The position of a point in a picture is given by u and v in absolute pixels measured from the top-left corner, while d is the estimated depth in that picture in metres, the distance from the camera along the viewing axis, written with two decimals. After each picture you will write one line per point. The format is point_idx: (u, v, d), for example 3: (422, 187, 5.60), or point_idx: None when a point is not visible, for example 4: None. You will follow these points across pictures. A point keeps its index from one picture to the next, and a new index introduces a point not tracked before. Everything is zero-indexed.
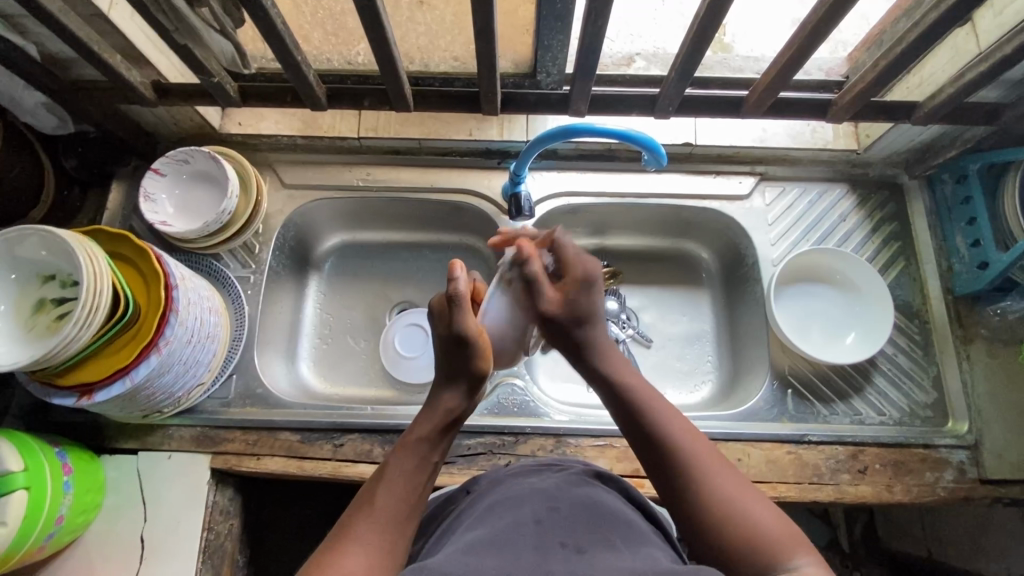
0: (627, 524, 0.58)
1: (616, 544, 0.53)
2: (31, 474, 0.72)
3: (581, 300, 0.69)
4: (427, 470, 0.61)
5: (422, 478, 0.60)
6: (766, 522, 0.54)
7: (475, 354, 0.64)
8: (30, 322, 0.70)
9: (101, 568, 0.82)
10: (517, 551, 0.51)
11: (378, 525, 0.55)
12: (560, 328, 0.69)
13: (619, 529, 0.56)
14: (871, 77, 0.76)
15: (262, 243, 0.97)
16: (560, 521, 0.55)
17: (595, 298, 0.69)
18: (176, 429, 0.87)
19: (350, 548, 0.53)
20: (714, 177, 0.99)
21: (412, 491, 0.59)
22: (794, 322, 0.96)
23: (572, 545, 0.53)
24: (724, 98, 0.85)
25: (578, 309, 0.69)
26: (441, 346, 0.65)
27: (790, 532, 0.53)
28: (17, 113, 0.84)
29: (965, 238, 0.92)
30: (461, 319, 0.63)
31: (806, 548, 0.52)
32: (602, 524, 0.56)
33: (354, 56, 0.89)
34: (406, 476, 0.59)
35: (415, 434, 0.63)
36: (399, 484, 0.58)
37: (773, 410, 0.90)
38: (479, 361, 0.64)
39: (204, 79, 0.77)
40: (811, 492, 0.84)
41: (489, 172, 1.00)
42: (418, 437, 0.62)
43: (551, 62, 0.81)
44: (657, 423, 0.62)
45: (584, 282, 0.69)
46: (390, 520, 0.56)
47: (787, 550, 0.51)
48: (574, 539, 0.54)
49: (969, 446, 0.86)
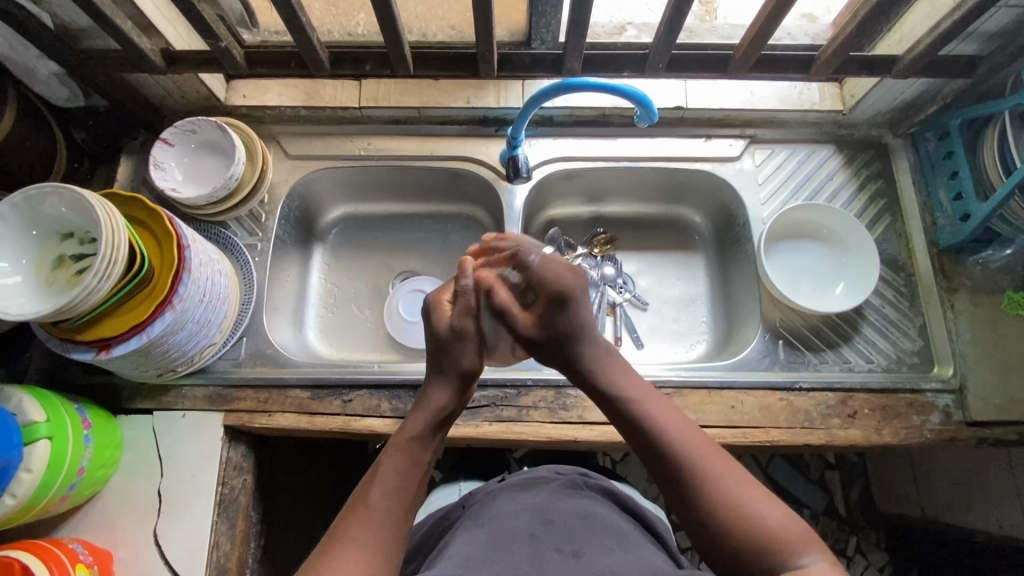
0: (615, 531, 0.69)
1: (609, 548, 0.64)
2: (53, 425, 0.75)
3: (558, 320, 0.71)
4: (420, 466, 0.66)
5: (415, 476, 0.65)
6: (777, 521, 0.57)
7: (465, 350, 0.72)
8: (50, 276, 0.73)
9: (121, 521, 0.85)
10: (515, 560, 0.61)
11: (374, 525, 0.59)
12: (546, 349, 0.72)
13: (609, 534, 0.67)
14: (851, 27, 0.79)
15: (268, 212, 1.00)
16: (556, 531, 0.66)
17: (572, 313, 0.71)
18: (190, 389, 0.90)
19: (348, 547, 0.57)
20: (705, 140, 1.03)
21: (407, 486, 0.63)
22: (783, 275, 1.00)
23: (569, 548, 0.63)
24: (710, 56, 0.89)
25: (557, 328, 0.71)
26: (434, 347, 0.73)
27: (800, 529, 0.57)
28: (29, 84, 0.87)
29: (948, 192, 0.94)
30: (456, 318, 0.72)
31: (813, 541, 0.57)
32: (592, 531, 0.67)
33: (353, 27, 0.93)
34: (398, 476, 0.63)
35: (406, 433, 0.67)
36: (392, 484, 0.62)
37: (765, 360, 0.93)
38: (472, 358, 0.72)
39: (213, 44, 0.81)
40: (802, 436, 0.87)
41: (486, 140, 1.03)
42: (409, 437, 0.66)
43: (545, 27, 0.85)
44: (662, 435, 0.64)
45: (556, 300, 0.70)
46: (386, 518, 0.60)
47: (798, 546, 0.56)
48: (567, 546, 0.64)
49: (954, 389, 0.89)
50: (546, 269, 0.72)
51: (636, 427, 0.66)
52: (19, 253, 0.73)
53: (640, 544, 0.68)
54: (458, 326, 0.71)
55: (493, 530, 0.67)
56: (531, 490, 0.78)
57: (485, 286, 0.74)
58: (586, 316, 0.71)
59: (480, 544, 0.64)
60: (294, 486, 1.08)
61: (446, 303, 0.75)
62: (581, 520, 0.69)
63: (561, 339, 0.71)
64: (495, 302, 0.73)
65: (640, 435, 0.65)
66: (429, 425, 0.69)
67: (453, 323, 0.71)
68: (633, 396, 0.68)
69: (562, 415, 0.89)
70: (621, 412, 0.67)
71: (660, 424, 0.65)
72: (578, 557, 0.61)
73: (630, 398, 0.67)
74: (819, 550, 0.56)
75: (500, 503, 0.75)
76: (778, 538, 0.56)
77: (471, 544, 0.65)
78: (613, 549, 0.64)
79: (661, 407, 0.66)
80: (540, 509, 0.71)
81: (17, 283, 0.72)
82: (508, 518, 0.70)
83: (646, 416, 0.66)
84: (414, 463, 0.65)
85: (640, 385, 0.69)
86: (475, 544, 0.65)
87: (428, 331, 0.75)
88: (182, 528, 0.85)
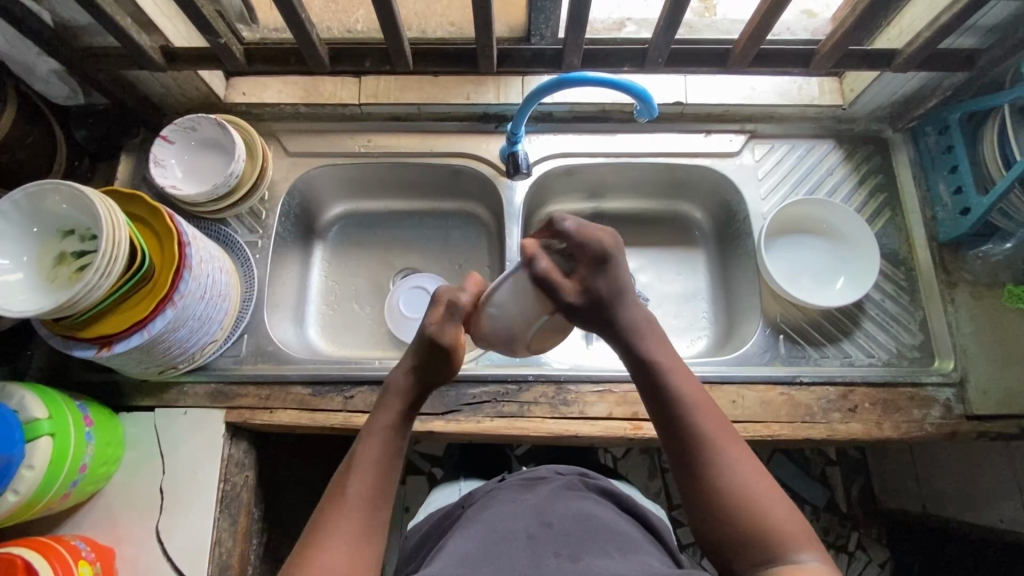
0: (614, 533, 0.69)
1: (608, 551, 0.64)
2: (55, 422, 0.75)
3: (601, 282, 0.67)
4: (393, 453, 0.65)
5: (388, 462, 0.64)
6: (783, 519, 0.57)
7: (450, 360, 0.69)
8: (52, 273, 0.74)
9: (123, 518, 0.86)
10: (514, 561, 0.61)
11: (353, 518, 0.60)
12: (590, 315, 0.68)
13: (608, 537, 0.67)
14: (849, 22, 0.79)
15: (268, 209, 1.00)
16: (555, 534, 0.66)
17: (613, 275, 0.67)
18: (191, 386, 0.90)
19: (330, 542, 0.58)
20: (705, 136, 1.03)
21: (383, 473, 0.63)
22: (784, 269, 1.00)
23: (567, 551, 0.63)
24: (709, 51, 0.89)
25: (599, 293, 0.67)
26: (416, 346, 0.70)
27: (803, 532, 0.57)
28: (30, 80, 0.88)
29: (948, 185, 0.94)
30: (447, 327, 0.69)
31: (812, 542, 0.57)
32: (591, 534, 0.67)
33: (353, 24, 0.94)
34: (371, 465, 0.63)
35: (379, 423, 0.67)
36: (365, 476, 0.62)
37: (765, 354, 0.93)
38: (449, 368, 0.71)
39: (212, 40, 0.81)
40: (803, 430, 0.87)
41: (486, 136, 1.03)
42: (382, 428, 0.66)
43: (545, 23, 0.85)
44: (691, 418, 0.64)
45: (598, 263, 0.66)
46: (366, 511, 0.61)
47: (797, 545, 0.56)
48: (565, 549, 0.64)
49: (954, 383, 0.89)
50: (587, 231, 0.66)
51: (664, 401, 0.66)
52: (21, 250, 0.73)
53: (639, 546, 0.68)
54: (443, 341, 0.68)
55: (492, 531, 0.67)
56: (530, 491, 0.78)
57: (527, 254, 0.66)
58: (624, 278, 0.68)
59: (478, 545, 0.64)
60: (296, 483, 1.08)
61: (442, 305, 0.70)
62: (580, 521, 0.69)
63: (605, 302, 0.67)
64: (538, 271, 0.66)
65: (668, 410, 0.65)
66: (398, 412, 0.68)
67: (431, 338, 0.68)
68: (669, 374, 0.67)
69: (563, 411, 0.89)
70: (653, 386, 0.67)
71: (689, 403, 0.64)
72: (576, 561, 0.61)
73: (666, 370, 0.67)
74: (816, 550, 0.56)
75: (500, 503, 0.75)
76: (779, 536, 0.56)
77: (468, 545, 0.65)
78: (611, 552, 0.64)
79: (692, 387, 0.66)
80: (539, 510, 0.71)
81: (18, 279, 0.72)
82: (507, 519, 0.70)
83: (676, 392, 0.65)
84: (389, 454, 0.65)
85: (677, 363, 0.68)
86: (474, 545, 0.65)
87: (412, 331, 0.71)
88: (184, 524, 0.85)
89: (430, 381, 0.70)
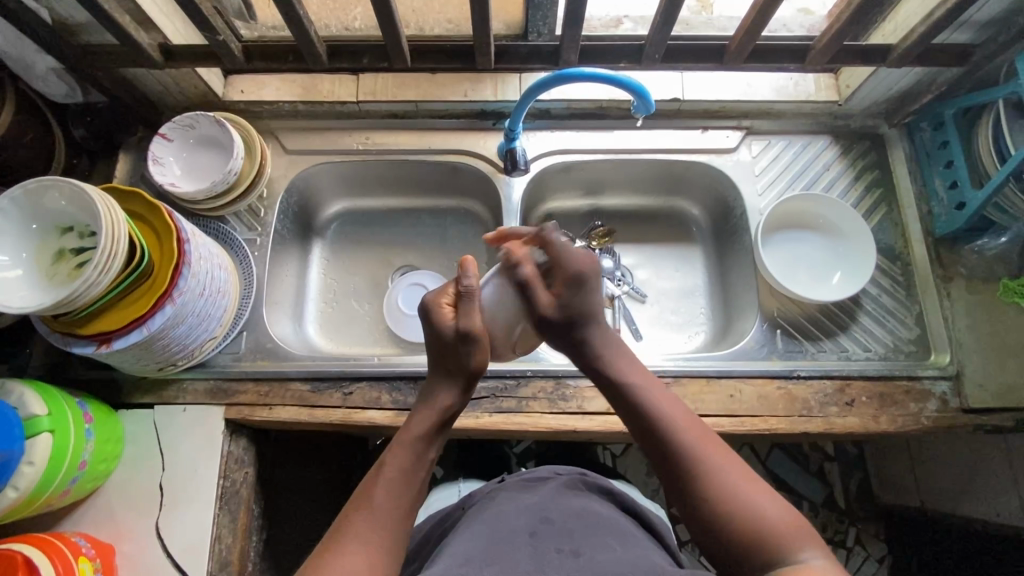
0: (614, 528, 0.69)
1: (609, 546, 0.65)
2: (55, 418, 0.75)
3: (575, 300, 0.72)
4: (423, 464, 0.66)
5: (417, 474, 0.65)
6: (778, 517, 0.57)
7: (475, 351, 0.69)
8: (51, 270, 0.74)
9: (123, 514, 0.86)
10: (515, 556, 0.62)
11: (377, 523, 0.59)
12: (559, 329, 0.72)
13: (608, 533, 0.68)
14: (844, 18, 0.79)
15: (266, 207, 1.00)
16: (556, 530, 0.67)
17: (585, 295, 0.72)
18: (190, 382, 0.91)
19: (350, 543, 0.58)
20: (702, 132, 1.03)
21: (410, 483, 0.63)
22: (782, 264, 1.00)
23: (569, 547, 0.64)
24: (707, 47, 0.89)
25: (571, 310, 0.72)
26: (442, 345, 0.70)
27: (800, 526, 0.57)
28: (29, 80, 0.88)
29: (943, 180, 0.95)
30: (466, 316, 0.69)
31: (811, 537, 0.56)
32: (591, 529, 0.67)
33: (351, 22, 0.95)
34: (402, 473, 0.63)
35: (412, 431, 0.67)
36: (395, 484, 0.62)
37: (762, 349, 0.94)
38: (479, 357, 0.70)
39: (210, 37, 0.81)
40: (800, 424, 0.87)
41: (484, 133, 1.03)
42: (414, 436, 0.66)
43: (541, 19, 0.87)
44: (669, 430, 0.65)
45: (573, 281, 0.71)
46: (389, 516, 0.60)
47: (797, 544, 0.56)
48: (566, 544, 0.64)
49: (950, 377, 0.89)
50: (568, 252, 0.72)
51: (640, 416, 0.67)
52: (20, 247, 0.74)
53: (639, 542, 0.68)
54: (470, 329, 0.68)
55: (494, 529, 0.68)
56: (532, 490, 0.78)
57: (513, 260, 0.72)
58: (595, 302, 0.73)
59: (479, 542, 0.65)
60: (295, 482, 1.08)
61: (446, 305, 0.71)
62: (579, 519, 0.70)
63: (573, 321, 0.72)
64: (520, 277, 0.71)
65: (643, 425, 0.67)
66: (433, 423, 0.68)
67: (461, 327, 0.68)
68: (639, 391, 0.69)
69: (561, 406, 0.89)
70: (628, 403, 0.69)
71: (663, 415, 0.66)
72: (578, 556, 0.62)
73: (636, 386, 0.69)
74: (816, 545, 0.56)
75: (501, 502, 0.75)
76: (775, 535, 0.56)
77: (470, 543, 0.65)
78: (613, 547, 0.64)
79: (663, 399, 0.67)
80: (540, 508, 0.72)
81: (17, 276, 0.73)
82: (508, 516, 0.70)
83: (650, 407, 0.67)
84: (417, 463, 0.65)
85: (647, 377, 0.71)
86: (475, 542, 0.65)
87: (428, 332, 0.72)
88: (184, 521, 0.85)
89: (465, 371, 0.70)
